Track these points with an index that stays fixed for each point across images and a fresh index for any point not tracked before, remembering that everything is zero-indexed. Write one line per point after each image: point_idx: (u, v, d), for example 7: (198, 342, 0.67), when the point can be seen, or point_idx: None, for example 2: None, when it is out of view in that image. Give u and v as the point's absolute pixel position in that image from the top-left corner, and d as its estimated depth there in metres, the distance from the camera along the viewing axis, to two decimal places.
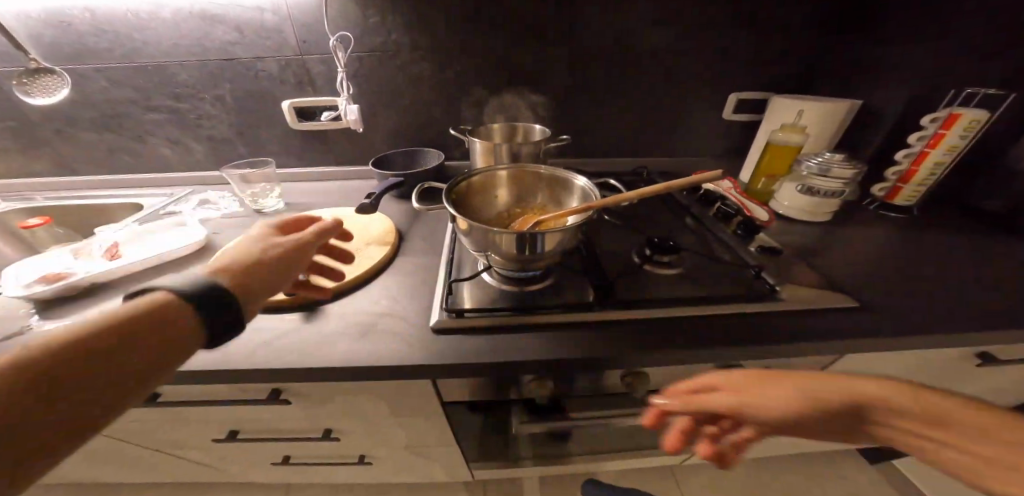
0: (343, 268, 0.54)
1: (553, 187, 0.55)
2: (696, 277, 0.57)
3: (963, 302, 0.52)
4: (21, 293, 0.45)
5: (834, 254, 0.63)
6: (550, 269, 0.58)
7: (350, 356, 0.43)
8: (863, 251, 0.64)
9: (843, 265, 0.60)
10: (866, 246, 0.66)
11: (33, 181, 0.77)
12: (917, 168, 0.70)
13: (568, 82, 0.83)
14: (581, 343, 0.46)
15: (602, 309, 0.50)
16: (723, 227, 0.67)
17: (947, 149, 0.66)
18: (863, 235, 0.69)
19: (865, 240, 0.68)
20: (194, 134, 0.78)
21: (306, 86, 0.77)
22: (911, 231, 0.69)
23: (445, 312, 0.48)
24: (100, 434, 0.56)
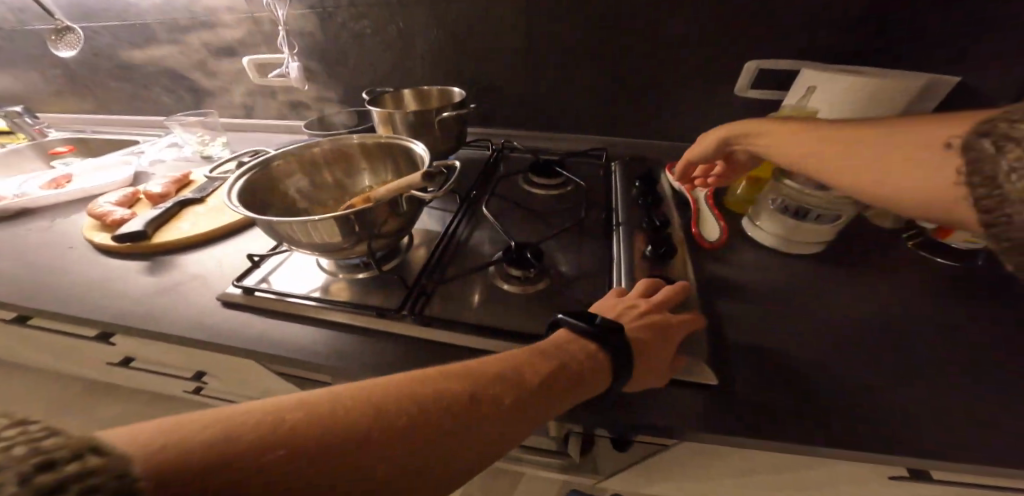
0: (196, 224, 0.55)
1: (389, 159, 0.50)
2: (544, 305, 0.46)
3: (910, 416, 0.34)
4: None
5: (768, 303, 0.47)
6: (396, 255, 0.54)
7: (137, 311, 0.45)
8: (816, 306, 0.47)
9: (763, 321, 0.45)
10: (829, 301, 0.47)
11: (85, 118, 0.96)
12: None
13: (520, 44, 0.70)
14: (348, 353, 0.42)
15: (404, 317, 0.45)
16: (634, 242, 0.51)
17: None
18: (840, 285, 0.50)
19: (839, 292, 0.49)
20: (185, 86, 0.88)
21: (261, 43, 0.78)
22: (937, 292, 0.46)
23: (238, 287, 0.47)
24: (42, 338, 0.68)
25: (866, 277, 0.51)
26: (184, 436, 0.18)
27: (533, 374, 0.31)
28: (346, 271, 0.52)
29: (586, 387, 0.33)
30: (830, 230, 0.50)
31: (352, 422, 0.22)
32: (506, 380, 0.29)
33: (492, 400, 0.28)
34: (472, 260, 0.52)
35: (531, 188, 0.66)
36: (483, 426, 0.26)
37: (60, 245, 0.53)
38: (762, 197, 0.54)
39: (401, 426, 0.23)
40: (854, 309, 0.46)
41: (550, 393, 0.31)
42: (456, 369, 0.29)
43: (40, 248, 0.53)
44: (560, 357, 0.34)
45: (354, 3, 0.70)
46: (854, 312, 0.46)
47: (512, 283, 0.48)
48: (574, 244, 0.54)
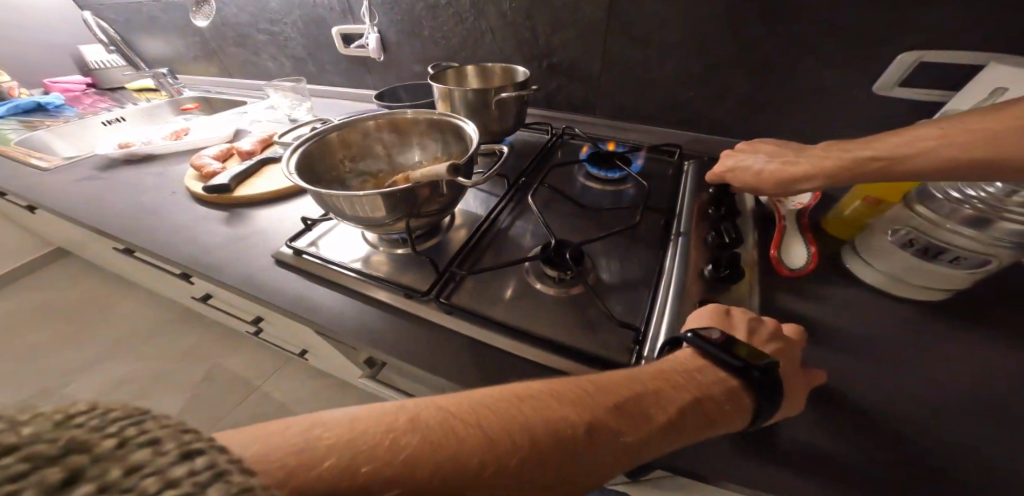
0: (271, 185, 0.61)
1: (442, 133, 0.49)
2: (574, 311, 0.42)
3: None
4: (107, 151, 0.69)
5: (851, 355, 0.38)
6: (434, 237, 0.53)
7: (209, 258, 0.50)
8: (919, 371, 0.37)
9: (840, 375, 0.36)
10: (941, 369, 0.37)
11: (209, 78, 1.11)
12: None
13: (602, 21, 0.64)
14: (370, 329, 0.43)
15: (433, 302, 0.44)
16: (695, 257, 0.44)
17: None
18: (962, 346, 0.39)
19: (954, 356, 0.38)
20: (285, 53, 0.96)
21: (348, 14, 0.81)
22: None
23: (291, 249, 0.50)
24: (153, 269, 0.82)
25: (1007, 346, 0.39)
26: (314, 461, 0.20)
27: (659, 408, 0.29)
28: (387, 245, 0.52)
29: (720, 426, 0.30)
30: (962, 278, 0.38)
31: (468, 448, 0.23)
32: (624, 414, 0.27)
33: (608, 436, 0.26)
34: (507, 252, 0.50)
35: (586, 181, 0.61)
36: (598, 461, 0.26)
37: (168, 192, 0.62)
38: (878, 223, 0.43)
39: (513, 463, 0.23)
40: (976, 385, 0.35)
41: (672, 430, 0.28)
42: (566, 394, 0.27)
43: (154, 192, 0.62)
44: (688, 389, 0.30)
45: None
46: (976, 389, 0.35)
47: (546, 283, 0.45)
48: (621, 249, 0.49)
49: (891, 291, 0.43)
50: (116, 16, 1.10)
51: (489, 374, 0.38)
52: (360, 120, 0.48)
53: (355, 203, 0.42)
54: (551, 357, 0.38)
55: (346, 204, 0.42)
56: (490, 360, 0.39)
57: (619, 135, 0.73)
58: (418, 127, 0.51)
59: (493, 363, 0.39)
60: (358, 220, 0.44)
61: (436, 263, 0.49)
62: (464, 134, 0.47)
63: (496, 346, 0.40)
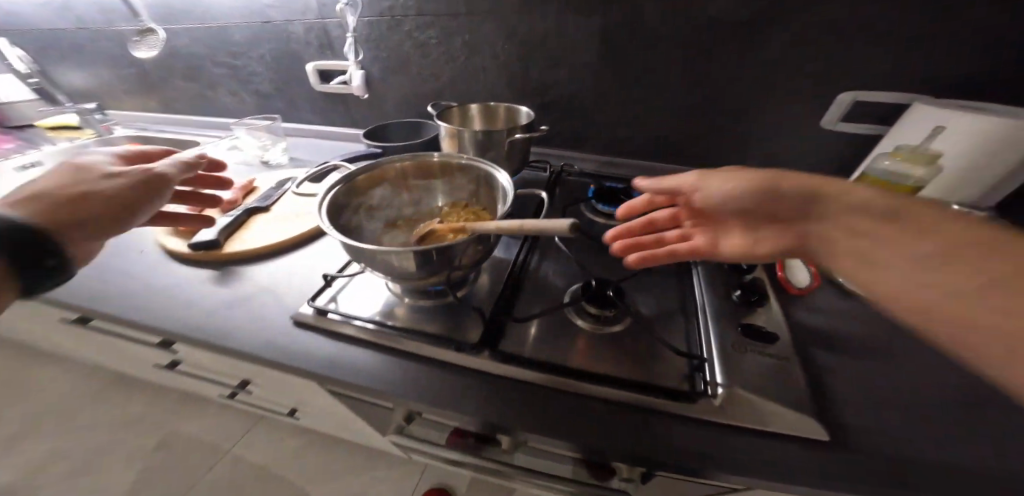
0: (268, 237, 0.56)
1: (475, 179, 0.49)
2: (624, 347, 0.44)
3: None
4: None
5: (873, 361, 0.42)
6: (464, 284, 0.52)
7: (207, 324, 0.44)
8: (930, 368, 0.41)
9: (872, 381, 0.40)
10: (946, 367, 0.42)
11: (150, 115, 1.00)
12: None
13: (593, 63, 0.68)
14: (414, 387, 0.40)
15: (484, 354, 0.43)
16: (719, 285, 0.49)
17: None
18: None
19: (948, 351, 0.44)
20: (246, 88, 0.90)
21: (326, 50, 0.78)
22: None
23: (312, 308, 0.46)
24: (89, 341, 0.69)
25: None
26: None
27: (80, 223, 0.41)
28: (413, 296, 0.50)
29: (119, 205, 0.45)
30: None
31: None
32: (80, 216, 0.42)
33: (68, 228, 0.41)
34: (540, 294, 0.50)
35: (594, 216, 0.63)
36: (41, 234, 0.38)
37: (134, 164, 0.51)
38: None
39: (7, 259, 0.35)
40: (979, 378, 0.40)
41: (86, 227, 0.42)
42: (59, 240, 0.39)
43: (118, 251, 0.54)
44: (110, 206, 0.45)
45: (423, 12, 0.69)
46: (980, 382, 0.40)
47: (586, 320, 0.46)
48: (650, 281, 0.51)
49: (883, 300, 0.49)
50: (32, 45, 0.97)
51: (556, 422, 0.37)
52: (390, 162, 0.47)
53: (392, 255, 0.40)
54: (617, 395, 0.38)
55: (385, 259, 0.40)
56: (554, 406, 0.38)
57: (610, 168, 0.78)
58: (449, 171, 0.49)
59: (557, 410, 0.38)
60: (392, 273, 0.42)
61: (472, 309, 0.48)
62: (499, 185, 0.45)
63: (559, 387, 0.39)
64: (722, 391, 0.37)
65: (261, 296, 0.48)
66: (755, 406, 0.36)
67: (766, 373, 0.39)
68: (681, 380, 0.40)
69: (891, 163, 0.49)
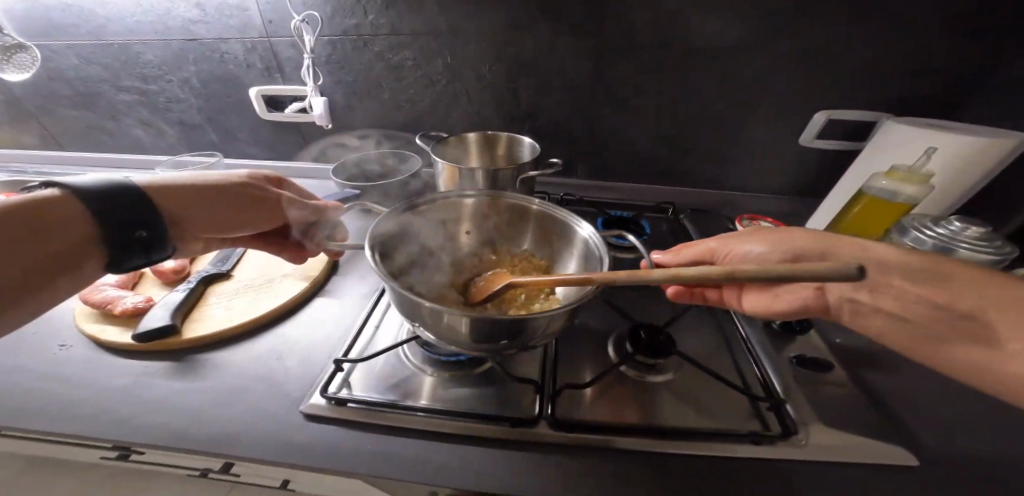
0: (240, 312, 0.45)
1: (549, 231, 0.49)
2: (687, 395, 0.41)
3: None
4: None
5: (913, 372, 0.43)
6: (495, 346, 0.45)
7: (181, 434, 0.34)
8: None
9: (925, 395, 0.40)
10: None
11: (24, 151, 0.78)
12: None
13: (586, 86, 0.66)
14: (472, 476, 0.33)
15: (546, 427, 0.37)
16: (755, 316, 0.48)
17: None
18: None
19: None
20: (164, 117, 0.74)
21: (274, 73, 0.66)
22: None
23: (325, 397, 0.37)
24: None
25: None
26: None
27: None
28: (444, 368, 0.42)
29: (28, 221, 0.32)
30: None
31: None
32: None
33: None
34: (583, 347, 0.46)
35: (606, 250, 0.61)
36: None
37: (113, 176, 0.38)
38: None
39: None
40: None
41: None
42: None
43: (32, 348, 0.41)
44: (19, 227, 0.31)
45: (397, 32, 0.61)
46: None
47: (632, 368, 0.43)
48: (687, 318, 0.50)
49: None
50: None
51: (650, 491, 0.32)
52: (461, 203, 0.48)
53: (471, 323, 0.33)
54: (702, 447, 0.35)
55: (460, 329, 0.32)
56: (641, 473, 0.33)
57: (603, 192, 0.76)
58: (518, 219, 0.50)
59: (644, 476, 0.33)
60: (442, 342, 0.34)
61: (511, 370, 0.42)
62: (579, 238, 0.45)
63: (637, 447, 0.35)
64: (804, 430, 0.36)
65: (248, 388, 0.39)
66: (840, 439, 0.35)
67: (834, 402, 0.38)
68: (752, 419, 0.38)
69: (888, 183, 0.52)
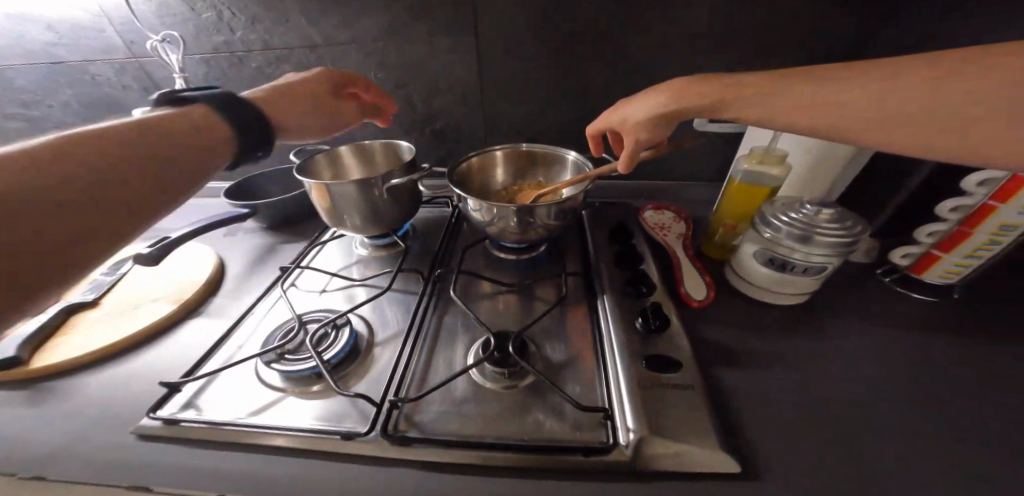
0: (95, 338, 0.45)
1: (551, 165, 0.59)
2: (538, 403, 0.40)
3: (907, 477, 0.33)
4: None
5: (770, 369, 0.43)
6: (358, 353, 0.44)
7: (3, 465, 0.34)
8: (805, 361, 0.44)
9: (771, 393, 0.41)
10: (826, 357, 0.44)
11: None
12: (937, 257, 0.48)
13: (471, 86, 0.65)
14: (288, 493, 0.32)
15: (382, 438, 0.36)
16: (627, 312, 0.47)
17: (969, 254, 0.46)
18: (823, 328, 0.48)
19: (822, 338, 0.47)
20: None
21: (154, 92, 0.67)
22: (899, 332, 0.47)
23: (158, 417, 0.37)
24: None
25: (859, 327, 0.48)
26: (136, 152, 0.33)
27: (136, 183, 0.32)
28: (296, 385, 0.40)
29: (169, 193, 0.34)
30: (815, 280, 0.47)
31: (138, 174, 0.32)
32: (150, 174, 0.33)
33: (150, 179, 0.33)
34: (443, 357, 0.44)
35: (501, 253, 0.62)
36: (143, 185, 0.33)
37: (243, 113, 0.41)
38: (744, 245, 0.51)
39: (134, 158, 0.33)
40: (856, 367, 0.43)
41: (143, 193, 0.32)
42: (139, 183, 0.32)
43: None
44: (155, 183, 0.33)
45: (270, 46, 0.60)
46: (857, 371, 0.43)
47: (488, 378, 0.42)
48: (559, 323, 0.49)
49: (777, 300, 0.51)
50: None
51: None
52: (495, 149, 0.58)
53: (483, 207, 0.52)
54: (532, 460, 0.34)
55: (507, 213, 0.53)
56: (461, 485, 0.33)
57: None
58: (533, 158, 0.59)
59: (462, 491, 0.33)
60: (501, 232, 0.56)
61: (351, 388, 0.40)
62: (568, 162, 0.57)
63: (465, 463, 0.35)
64: (633, 436, 0.35)
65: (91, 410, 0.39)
66: (670, 444, 0.34)
67: (677, 401, 0.37)
68: (597, 427, 0.38)
69: (749, 167, 0.50)
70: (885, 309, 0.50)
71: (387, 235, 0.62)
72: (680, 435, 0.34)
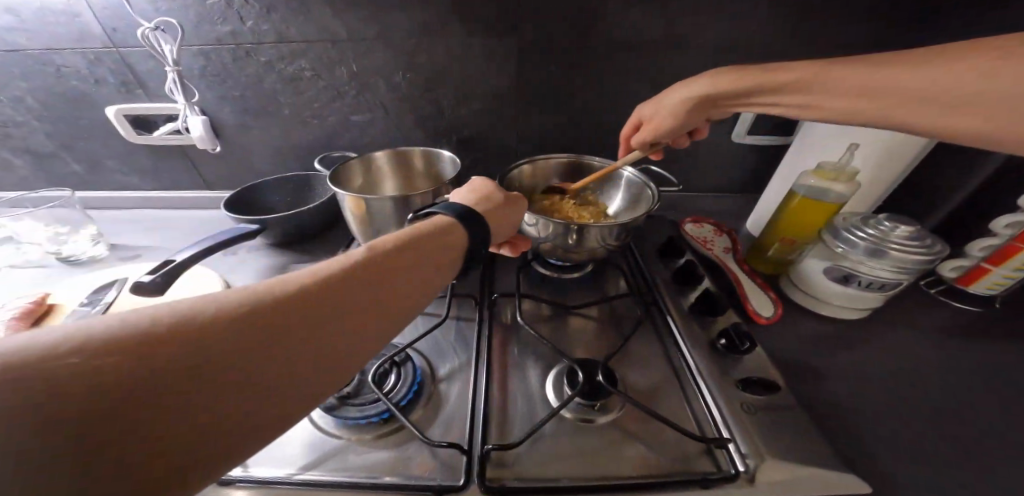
0: None
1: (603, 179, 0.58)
2: (633, 435, 0.37)
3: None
4: None
5: (851, 385, 0.42)
6: (425, 393, 0.39)
7: None
8: (879, 376, 0.43)
9: (861, 411, 0.39)
10: (898, 371, 0.44)
11: None
12: (988, 269, 0.50)
13: (507, 92, 0.61)
14: None
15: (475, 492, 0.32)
16: (702, 332, 0.45)
17: (1019, 267, 0.47)
18: (886, 340, 0.48)
19: (887, 350, 0.47)
20: (6, 146, 0.64)
21: (134, 88, 0.58)
22: (956, 343, 0.48)
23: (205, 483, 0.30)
24: None
25: (917, 339, 0.49)
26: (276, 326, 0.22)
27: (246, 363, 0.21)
28: (355, 434, 0.35)
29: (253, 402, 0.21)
30: (882, 294, 0.47)
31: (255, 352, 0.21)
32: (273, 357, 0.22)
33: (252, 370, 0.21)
34: (519, 390, 0.40)
35: (544, 271, 0.58)
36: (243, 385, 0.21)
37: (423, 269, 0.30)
38: (808, 260, 0.50)
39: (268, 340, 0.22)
40: (929, 382, 0.43)
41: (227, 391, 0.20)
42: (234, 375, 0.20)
43: None
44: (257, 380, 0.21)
45: (286, 39, 0.54)
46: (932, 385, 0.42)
47: (571, 410, 0.38)
48: (631, 347, 0.46)
49: (840, 314, 0.50)
50: None
51: None
52: (549, 160, 0.58)
53: (541, 222, 0.49)
54: None
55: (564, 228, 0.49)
56: None
57: None
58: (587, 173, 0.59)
59: None
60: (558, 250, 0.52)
61: (426, 435, 0.35)
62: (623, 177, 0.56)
63: None
64: (749, 464, 0.33)
65: None
66: (791, 473, 0.32)
67: (783, 426, 0.35)
68: (701, 456, 0.35)
69: (815, 182, 0.51)
70: (936, 321, 0.51)
71: None
72: (799, 464, 0.32)
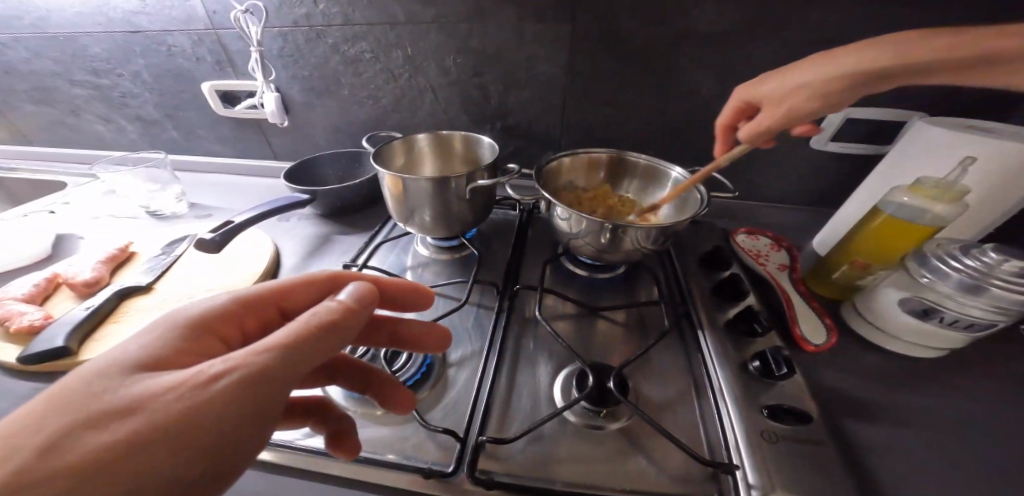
0: None
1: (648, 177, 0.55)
2: (636, 449, 0.35)
3: None
4: None
5: (911, 429, 0.36)
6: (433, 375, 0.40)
7: None
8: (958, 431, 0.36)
9: (921, 464, 0.33)
10: (987, 428, 0.36)
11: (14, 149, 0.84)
12: None
13: (560, 81, 0.59)
14: None
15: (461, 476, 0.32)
16: (734, 353, 0.41)
17: None
18: (975, 390, 0.40)
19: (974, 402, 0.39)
20: (122, 112, 0.75)
21: (225, 66, 0.65)
22: None
23: None
24: None
25: (1013, 391, 0.40)
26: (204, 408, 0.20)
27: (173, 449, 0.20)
28: (363, 407, 0.37)
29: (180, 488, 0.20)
30: (973, 336, 0.39)
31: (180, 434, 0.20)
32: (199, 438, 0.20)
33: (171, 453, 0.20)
34: (525, 385, 0.39)
35: (574, 267, 0.56)
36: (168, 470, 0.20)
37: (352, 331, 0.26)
38: (880, 287, 0.43)
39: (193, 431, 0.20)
40: (1022, 442, 0.35)
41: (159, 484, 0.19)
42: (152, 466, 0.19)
43: None
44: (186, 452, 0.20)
45: (351, 22, 0.57)
46: None
47: (575, 413, 0.37)
48: (651, 359, 0.43)
49: (915, 354, 0.43)
50: None
51: None
52: (591, 153, 0.56)
53: (573, 216, 0.47)
54: None
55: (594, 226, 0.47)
56: None
57: None
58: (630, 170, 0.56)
59: None
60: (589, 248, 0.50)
61: (426, 415, 0.36)
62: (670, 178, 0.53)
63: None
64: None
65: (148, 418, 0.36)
66: None
67: (814, 465, 0.31)
68: (705, 481, 0.32)
69: (906, 200, 0.43)
70: None
71: (453, 237, 0.58)
72: None
